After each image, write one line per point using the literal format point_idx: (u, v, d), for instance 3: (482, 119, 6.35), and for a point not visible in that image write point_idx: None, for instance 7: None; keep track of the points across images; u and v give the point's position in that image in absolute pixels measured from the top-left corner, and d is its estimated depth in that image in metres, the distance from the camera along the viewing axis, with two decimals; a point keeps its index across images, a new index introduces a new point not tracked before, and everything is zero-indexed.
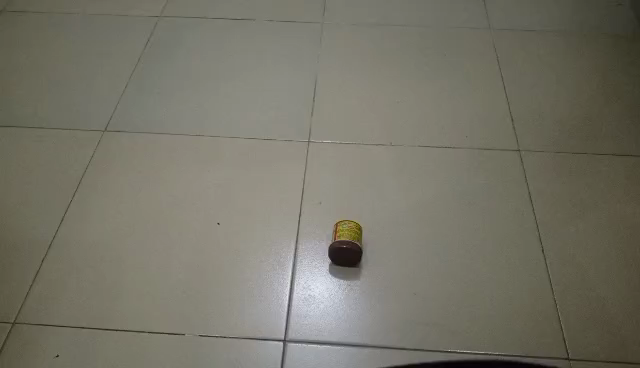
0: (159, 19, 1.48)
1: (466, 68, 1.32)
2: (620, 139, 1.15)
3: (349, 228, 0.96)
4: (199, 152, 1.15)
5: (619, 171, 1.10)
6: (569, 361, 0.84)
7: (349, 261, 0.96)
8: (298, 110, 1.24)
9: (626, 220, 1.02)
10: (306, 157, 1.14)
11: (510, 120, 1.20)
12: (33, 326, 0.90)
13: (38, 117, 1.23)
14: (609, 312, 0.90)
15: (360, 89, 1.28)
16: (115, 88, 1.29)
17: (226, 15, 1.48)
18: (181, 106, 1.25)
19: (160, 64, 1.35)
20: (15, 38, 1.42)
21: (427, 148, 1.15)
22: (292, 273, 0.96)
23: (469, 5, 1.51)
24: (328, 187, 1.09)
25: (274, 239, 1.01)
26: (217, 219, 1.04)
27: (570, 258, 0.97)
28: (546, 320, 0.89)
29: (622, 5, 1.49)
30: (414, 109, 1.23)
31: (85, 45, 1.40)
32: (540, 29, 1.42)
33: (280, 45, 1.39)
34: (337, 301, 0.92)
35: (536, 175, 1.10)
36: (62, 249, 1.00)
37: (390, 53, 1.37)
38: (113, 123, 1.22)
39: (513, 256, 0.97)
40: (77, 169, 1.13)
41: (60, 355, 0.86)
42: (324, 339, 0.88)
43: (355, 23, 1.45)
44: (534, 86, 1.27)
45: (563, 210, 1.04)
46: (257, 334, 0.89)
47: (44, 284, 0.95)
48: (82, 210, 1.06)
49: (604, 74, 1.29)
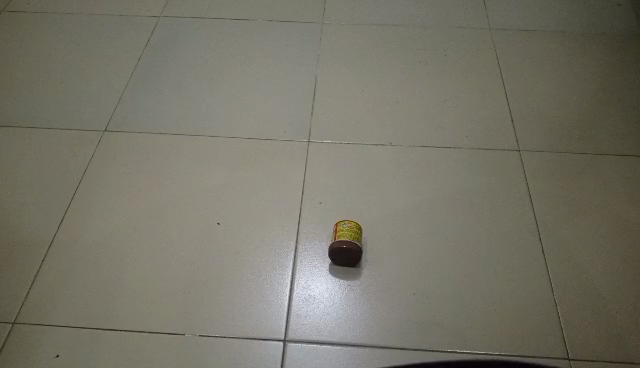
0: (158, 19, 1.48)
1: (466, 68, 1.32)
2: (620, 140, 1.15)
3: (349, 227, 0.96)
4: (199, 152, 1.15)
5: (620, 171, 1.10)
6: (569, 361, 0.84)
7: (349, 261, 0.95)
8: (298, 110, 1.24)
9: (625, 221, 1.02)
10: (306, 157, 1.14)
11: (510, 120, 1.20)
12: (33, 326, 0.90)
13: (38, 116, 1.23)
14: (608, 311, 0.90)
15: (360, 89, 1.28)
16: (115, 88, 1.29)
17: (226, 15, 1.48)
18: (181, 106, 1.25)
19: (160, 64, 1.35)
20: (15, 38, 1.42)
21: (427, 148, 1.15)
22: (292, 273, 0.96)
23: (469, 5, 1.51)
24: (328, 187, 1.09)
25: (274, 239, 1.01)
26: (217, 219, 1.04)
27: (570, 258, 0.97)
28: (546, 320, 0.89)
29: (622, 6, 1.49)
30: (414, 109, 1.23)
31: (85, 44, 1.40)
32: (540, 29, 1.43)
33: (280, 45, 1.39)
34: (337, 301, 0.92)
35: (535, 175, 1.10)
36: (62, 249, 1.00)
37: (390, 53, 1.37)
38: (113, 123, 1.22)
39: (513, 256, 0.97)
40: (77, 169, 1.13)
41: (60, 355, 0.86)
42: (324, 339, 0.88)
43: (355, 23, 1.45)
44: (534, 86, 1.27)
45: (563, 210, 1.04)
46: (257, 334, 0.89)
47: (44, 284, 0.95)
48: (82, 210, 1.06)
49: (604, 75, 1.29)
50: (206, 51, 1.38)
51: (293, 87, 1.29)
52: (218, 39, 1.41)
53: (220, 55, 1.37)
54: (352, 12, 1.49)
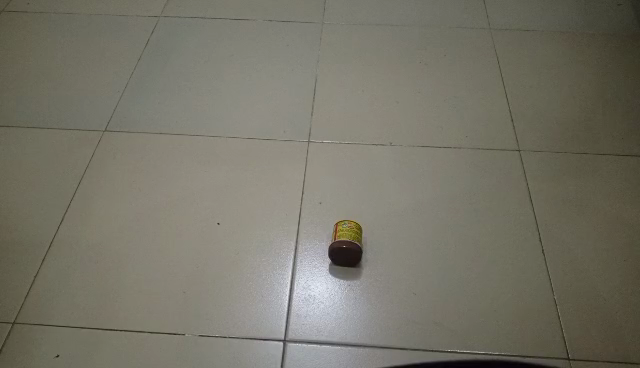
0: (159, 19, 1.48)
1: (466, 68, 1.32)
2: (620, 140, 1.15)
3: (349, 228, 0.96)
4: (199, 152, 1.15)
5: (620, 171, 1.10)
6: (570, 361, 0.84)
7: (349, 261, 0.95)
8: (298, 110, 1.24)
9: (625, 221, 1.02)
10: (306, 157, 1.14)
11: (509, 120, 1.20)
12: (33, 325, 0.90)
13: (38, 116, 1.23)
14: (609, 312, 0.90)
15: (360, 89, 1.28)
16: (115, 87, 1.29)
17: (226, 15, 1.48)
18: (181, 106, 1.25)
19: (160, 64, 1.35)
20: (15, 38, 1.42)
21: (427, 148, 1.15)
22: (292, 273, 0.96)
23: (469, 5, 1.51)
24: (328, 187, 1.09)
25: (274, 239, 1.01)
26: (217, 219, 1.04)
27: (570, 258, 0.97)
28: (546, 320, 0.89)
29: (622, 6, 1.49)
30: (414, 109, 1.23)
31: (85, 44, 1.40)
32: (540, 29, 1.43)
33: (280, 45, 1.39)
34: (337, 301, 0.92)
35: (535, 175, 1.10)
36: (61, 249, 1.00)
37: (390, 53, 1.37)
38: (112, 123, 1.22)
39: (513, 256, 0.97)
40: (77, 169, 1.13)
41: (61, 355, 0.86)
42: (324, 339, 0.88)
43: (355, 23, 1.45)
44: (534, 86, 1.27)
45: (563, 210, 1.04)
46: (257, 334, 0.89)
47: (44, 284, 0.95)
48: (82, 210, 1.06)
49: (603, 75, 1.29)
50: (205, 51, 1.38)
51: (293, 87, 1.29)
52: (218, 39, 1.41)
53: (220, 55, 1.37)
54: (352, 12, 1.49)
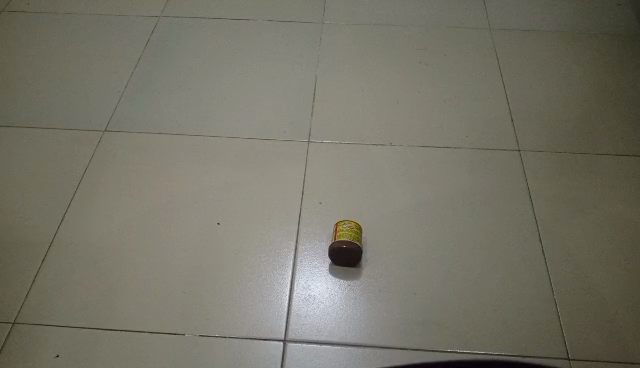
0: (159, 19, 1.48)
1: (466, 68, 1.32)
2: (620, 140, 1.15)
3: (349, 228, 0.96)
4: (199, 152, 1.15)
5: (620, 171, 1.10)
6: (570, 361, 0.84)
7: (349, 261, 0.95)
8: (298, 110, 1.23)
9: (626, 221, 1.02)
10: (306, 157, 1.14)
11: (509, 120, 1.20)
12: (34, 325, 0.90)
13: (38, 116, 1.23)
14: (609, 312, 0.90)
15: (360, 88, 1.28)
16: (115, 87, 1.29)
17: (226, 15, 1.48)
18: (181, 106, 1.25)
19: (160, 64, 1.35)
20: (15, 38, 1.42)
21: (427, 148, 1.15)
22: (292, 273, 0.96)
23: (469, 5, 1.51)
24: (328, 187, 1.09)
25: (274, 239, 1.01)
26: (217, 219, 1.04)
27: (570, 258, 0.97)
28: (546, 320, 0.89)
29: (621, 6, 1.49)
30: (414, 108, 1.23)
31: (85, 44, 1.40)
32: (540, 29, 1.43)
33: (280, 45, 1.39)
34: (337, 301, 0.92)
35: (535, 174, 1.10)
36: (61, 249, 1.00)
37: (390, 53, 1.37)
38: (112, 123, 1.22)
39: (513, 256, 0.97)
40: (77, 169, 1.13)
41: (61, 355, 0.86)
42: (324, 339, 0.88)
43: (355, 23, 1.45)
44: (534, 86, 1.27)
45: (563, 210, 1.04)
46: (257, 333, 0.89)
47: (44, 284, 0.95)
48: (82, 210, 1.06)
49: (603, 75, 1.29)
50: (205, 51, 1.38)
51: (293, 87, 1.29)
52: (218, 39, 1.41)
53: (220, 55, 1.37)
54: (352, 12, 1.49)
